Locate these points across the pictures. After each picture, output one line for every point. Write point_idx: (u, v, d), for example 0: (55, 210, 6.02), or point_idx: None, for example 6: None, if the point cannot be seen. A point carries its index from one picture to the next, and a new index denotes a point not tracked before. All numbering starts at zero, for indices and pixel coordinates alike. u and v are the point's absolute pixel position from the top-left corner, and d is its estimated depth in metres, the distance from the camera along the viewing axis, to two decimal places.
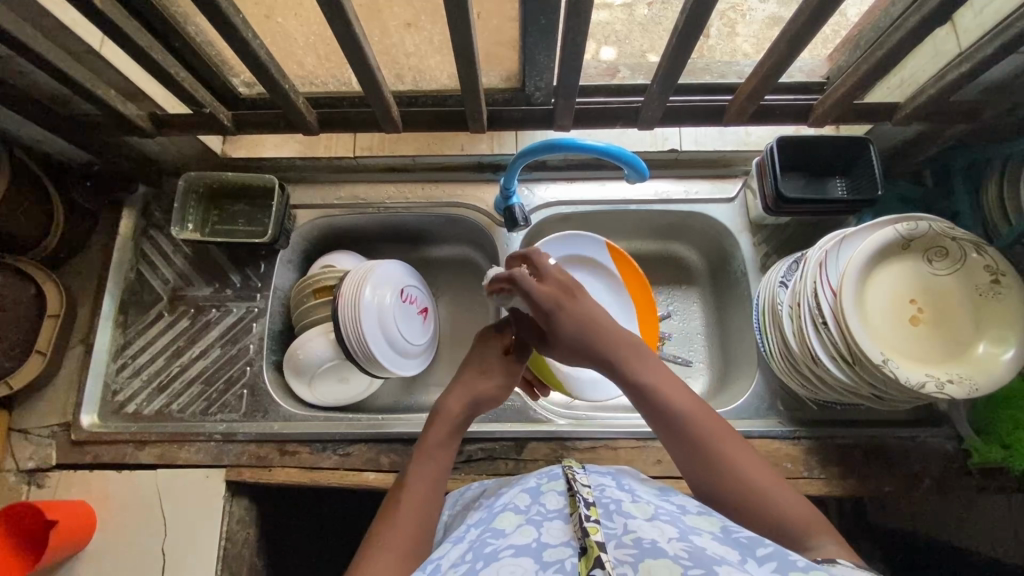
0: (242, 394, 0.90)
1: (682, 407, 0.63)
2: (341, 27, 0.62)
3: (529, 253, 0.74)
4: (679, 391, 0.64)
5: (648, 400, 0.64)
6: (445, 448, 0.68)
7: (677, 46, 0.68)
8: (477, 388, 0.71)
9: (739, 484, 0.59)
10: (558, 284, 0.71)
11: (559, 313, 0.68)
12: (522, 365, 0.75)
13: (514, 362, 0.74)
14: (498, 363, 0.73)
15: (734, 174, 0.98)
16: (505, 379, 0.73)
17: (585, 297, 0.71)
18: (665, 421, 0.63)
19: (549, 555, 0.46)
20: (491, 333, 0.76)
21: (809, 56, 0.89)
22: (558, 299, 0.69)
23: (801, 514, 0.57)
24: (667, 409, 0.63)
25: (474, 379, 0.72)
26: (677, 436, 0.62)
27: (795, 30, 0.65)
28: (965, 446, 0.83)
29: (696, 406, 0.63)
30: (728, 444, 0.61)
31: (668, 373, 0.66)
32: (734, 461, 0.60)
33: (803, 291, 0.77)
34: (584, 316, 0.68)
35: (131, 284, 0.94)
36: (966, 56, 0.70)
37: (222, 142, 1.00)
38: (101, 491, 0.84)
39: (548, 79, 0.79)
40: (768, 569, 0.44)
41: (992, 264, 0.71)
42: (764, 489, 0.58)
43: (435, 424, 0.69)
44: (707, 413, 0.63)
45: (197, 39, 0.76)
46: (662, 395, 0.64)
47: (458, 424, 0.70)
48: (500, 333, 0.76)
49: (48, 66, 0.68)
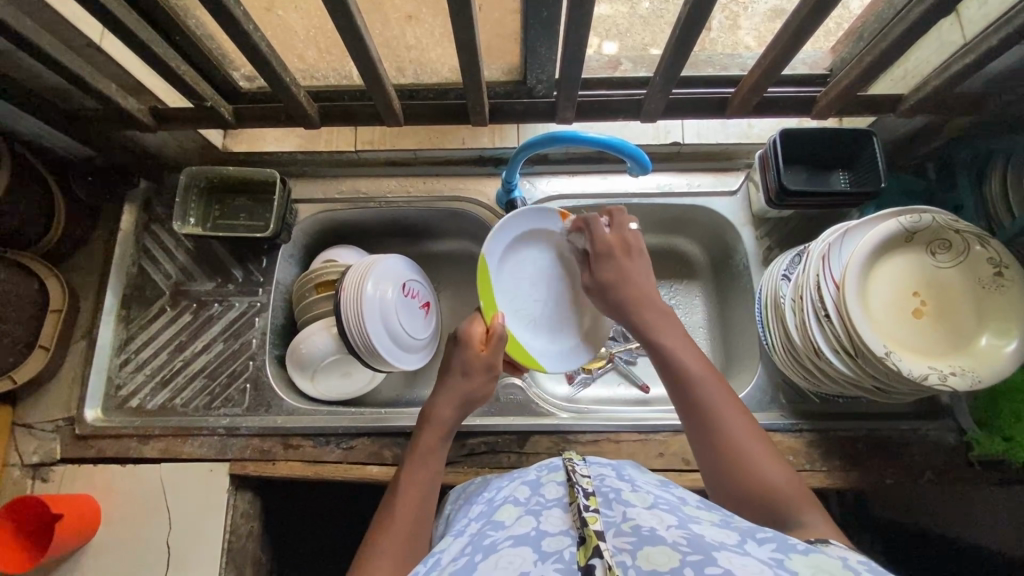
0: (245, 388, 0.90)
1: (692, 365, 0.65)
2: (342, 19, 0.62)
3: (608, 211, 0.83)
4: (691, 350, 0.67)
5: (661, 354, 0.67)
6: (438, 451, 0.69)
7: (680, 38, 0.68)
8: (466, 389, 0.72)
9: (729, 445, 0.59)
10: (622, 239, 0.80)
11: (610, 258, 0.79)
12: (500, 356, 0.75)
13: (493, 355, 0.75)
14: (478, 361, 0.74)
15: (737, 168, 0.98)
16: (485, 375, 0.74)
17: (642, 260, 0.79)
18: (673, 374, 0.65)
19: (547, 544, 0.46)
20: (466, 330, 0.77)
21: (812, 48, 0.88)
22: (616, 249, 0.79)
23: (795, 490, 0.56)
24: (676, 363, 0.65)
25: (460, 381, 0.73)
26: (681, 391, 0.64)
27: (798, 22, 0.65)
28: (966, 438, 0.84)
29: (707, 369, 0.65)
30: (725, 404, 0.62)
31: (687, 340, 0.68)
32: (730, 424, 0.61)
33: (805, 284, 0.77)
34: (628, 271, 0.77)
35: (134, 278, 0.94)
36: (971, 47, 0.69)
37: (222, 137, 0.99)
38: (107, 485, 0.84)
39: (550, 72, 0.78)
40: (767, 549, 0.44)
41: (995, 257, 0.71)
42: (753, 455, 0.58)
43: (428, 428, 0.70)
44: (715, 375, 0.65)
45: (198, 32, 0.76)
46: (677, 355, 0.66)
47: (449, 428, 0.71)
48: (471, 330, 0.77)
49: (49, 60, 0.68)
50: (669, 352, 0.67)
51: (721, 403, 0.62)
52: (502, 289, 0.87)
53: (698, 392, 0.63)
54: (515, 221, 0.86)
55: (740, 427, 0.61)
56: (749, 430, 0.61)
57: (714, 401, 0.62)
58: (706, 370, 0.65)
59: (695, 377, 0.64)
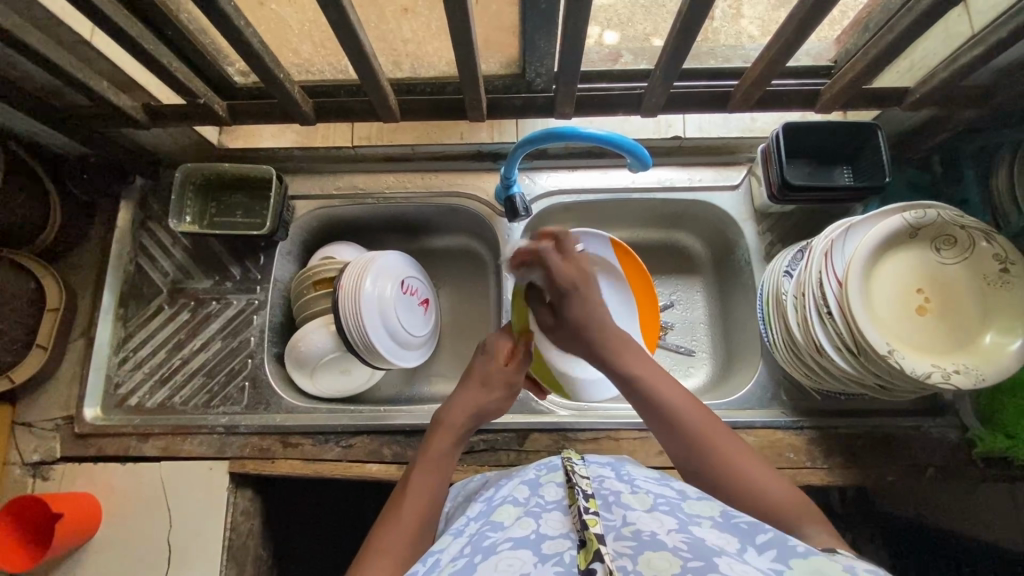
0: (243, 386, 0.89)
1: (671, 400, 0.64)
2: (334, 14, 0.61)
3: (555, 233, 0.73)
4: (682, 395, 0.65)
5: (642, 395, 0.65)
6: (449, 455, 0.69)
7: (682, 30, 0.66)
8: (482, 397, 0.73)
9: (732, 476, 0.58)
10: (580, 271, 0.72)
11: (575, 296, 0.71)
12: (522, 375, 0.75)
13: (515, 372, 0.75)
14: (500, 376, 0.74)
15: (739, 162, 0.96)
16: (505, 391, 0.74)
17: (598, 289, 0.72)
18: (658, 410, 0.64)
19: (547, 547, 0.45)
20: (493, 342, 0.77)
21: (817, 39, 0.86)
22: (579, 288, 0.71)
23: (805, 510, 0.56)
24: (668, 410, 0.63)
25: (477, 389, 0.73)
26: (673, 433, 0.63)
27: (804, 11, 0.63)
28: (969, 436, 0.83)
29: (690, 404, 0.64)
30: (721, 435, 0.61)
31: (662, 373, 0.67)
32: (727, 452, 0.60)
33: (808, 280, 0.75)
34: (595, 306, 0.71)
35: (131, 276, 0.94)
36: (979, 38, 0.68)
37: (218, 133, 0.99)
38: (107, 483, 0.84)
39: (549, 65, 0.77)
40: (768, 559, 0.44)
41: (1001, 253, 0.69)
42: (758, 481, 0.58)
43: (439, 432, 0.70)
44: (701, 408, 0.64)
45: (191, 26, 0.74)
46: (659, 392, 0.64)
47: (460, 435, 0.71)
48: (498, 342, 0.77)
49: (39, 58, 0.67)
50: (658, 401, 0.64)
51: (715, 434, 0.61)
52: None
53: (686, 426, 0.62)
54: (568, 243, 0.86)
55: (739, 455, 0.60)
56: (766, 474, 0.59)
57: (708, 435, 0.61)
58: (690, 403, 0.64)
59: (681, 412, 0.63)
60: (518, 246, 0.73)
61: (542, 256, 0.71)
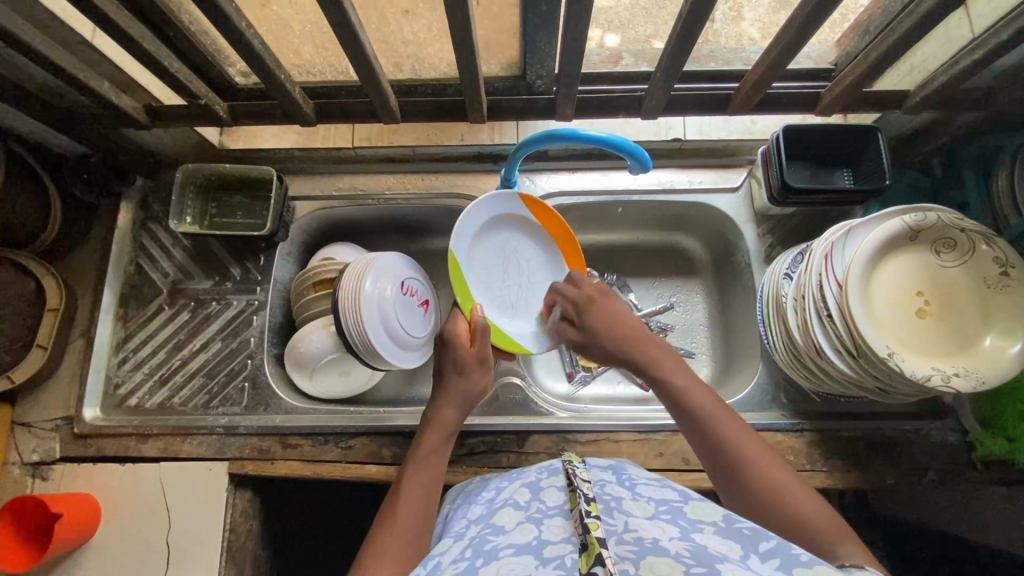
0: (243, 387, 0.89)
1: (705, 406, 0.62)
2: (335, 15, 0.61)
3: (570, 274, 0.82)
4: (715, 402, 0.63)
5: (676, 401, 0.64)
6: (440, 453, 0.69)
7: (682, 32, 0.66)
8: (466, 388, 0.72)
9: (770, 493, 0.56)
10: (594, 287, 0.77)
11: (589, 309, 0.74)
12: (489, 347, 0.76)
13: (481, 347, 0.75)
14: (469, 356, 0.74)
15: (739, 164, 0.96)
16: (478, 364, 0.74)
17: (618, 300, 0.75)
18: (694, 418, 0.62)
19: (549, 552, 0.45)
20: (451, 327, 0.76)
21: (817, 41, 0.86)
22: (592, 297, 0.75)
23: (832, 524, 0.54)
24: (701, 416, 0.62)
25: (457, 380, 0.72)
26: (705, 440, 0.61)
27: (804, 15, 0.63)
28: (969, 439, 0.83)
29: (722, 411, 0.62)
30: (757, 448, 0.59)
31: (697, 379, 0.65)
32: (765, 466, 0.58)
33: (808, 281, 0.75)
34: (613, 312, 0.73)
35: (131, 276, 0.94)
36: (979, 42, 0.68)
37: (218, 134, 0.99)
38: (106, 483, 0.84)
39: (550, 67, 0.77)
40: (771, 567, 0.43)
41: (1002, 256, 0.69)
42: (797, 499, 0.56)
43: (430, 430, 0.70)
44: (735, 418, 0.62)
45: (193, 28, 0.74)
46: (694, 399, 0.63)
47: (451, 429, 0.71)
48: (456, 327, 0.77)
49: (41, 59, 0.67)
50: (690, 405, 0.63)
51: (752, 449, 0.59)
52: (473, 280, 0.86)
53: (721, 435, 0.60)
54: (479, 209, 0.85)
55: (774, 469, 0.58)
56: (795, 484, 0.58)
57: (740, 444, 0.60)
58: (723, 410, 0.62)
59: (710, 415, 0.61)
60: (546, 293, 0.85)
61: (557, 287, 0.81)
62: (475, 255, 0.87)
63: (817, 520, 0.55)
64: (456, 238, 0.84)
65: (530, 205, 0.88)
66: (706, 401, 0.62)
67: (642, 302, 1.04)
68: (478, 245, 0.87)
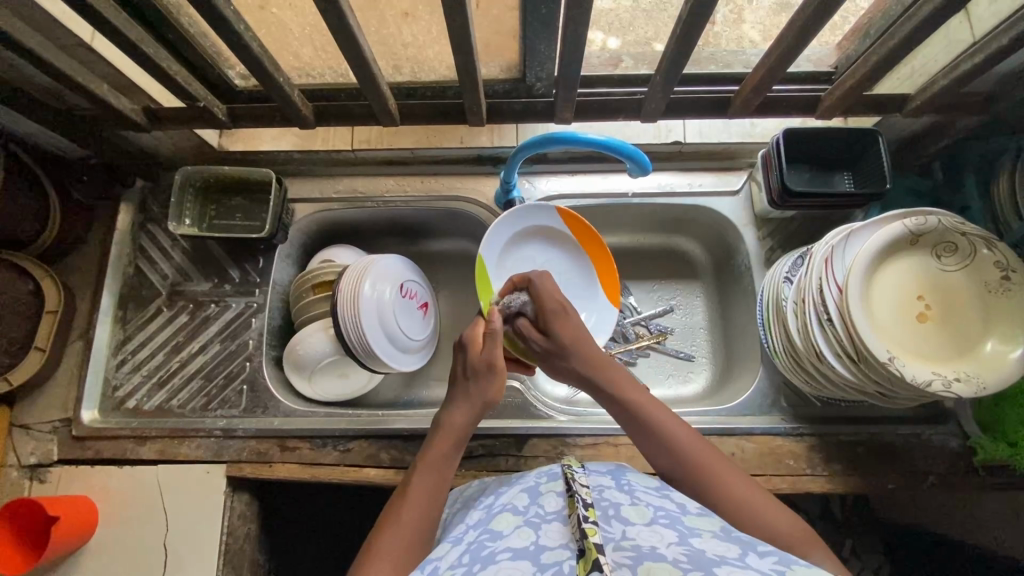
0: (241, 390, 0.89)
1: (656, 417, 0.63)
2: (334, 18, 0.61)
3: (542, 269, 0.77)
4: (675, 421, 0.63)
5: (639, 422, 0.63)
6: (450, 458, 0.66)
7: (682, 35, 0.66)
8: (480, 393, 0.69)
9: (730, 505, 0.57)
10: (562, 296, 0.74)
11: (558, 318, 0.71)
12: (500, 350, 0.70)
13: (492, 350, 0.70)
14: (479, 361, 0.70)
15: (739, 167, 0.96)
16: (485, 369, 0.69)
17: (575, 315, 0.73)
18: (645, 429, 0.63)
19: (546, 558, 0.45)
20: (469, 333, 0.74)
21: (818, 43, 0.84)
22: (559, 308, 0.72)
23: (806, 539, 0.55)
24: (663, 436, 0.61)
25: (466, 383, 0.70)
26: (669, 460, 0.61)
27: (805, 18, 0.63)
28: (970, 444, 0.83)
29: (684, 429, 0.62)
30: (719, 462, 0.60)
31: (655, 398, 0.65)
32: (727, 478, 0.59)
33: (809, 285, 0.75)
34: (579, 329, 0.71)
35: (130, 279, 0.94)
36: (980, 46, 0.67)
37: (218, 136, 0.99)
38: (104, 486, 0.84)
39: (549, 70, 0.77)
40: (770, 562, 0.43)
41: (1002, 260, 0.69)
42: (760, 509, 0.56)
43: (441, 434, 0.67)
44: (693, 433, 0.62)
45: (191, 30, 0.73)
46: (657, 419, 0.63)
47: (462, 435, 0.68)
48: (473, 333, 0.74)
49: (39, 60, 0.67)
50: (651, 424, 0.62)
51: (711, 461, 0.60)
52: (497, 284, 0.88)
53: (676, 447, 0.60)
54: (512, 218, 0.88)
55: (734, 479, 0.59)
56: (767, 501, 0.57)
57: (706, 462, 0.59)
58: (677, 423, 0.63)
59: (673, 433, 0.61)
60: (514, 277, 0.79)
61: (531, 279, 0.75)
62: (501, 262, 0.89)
63: (785, 531, 0.55)
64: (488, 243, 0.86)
65: (567, 218, 0.90)
66: (668, 420, 0.62)
67: (643, 305, 1.04)
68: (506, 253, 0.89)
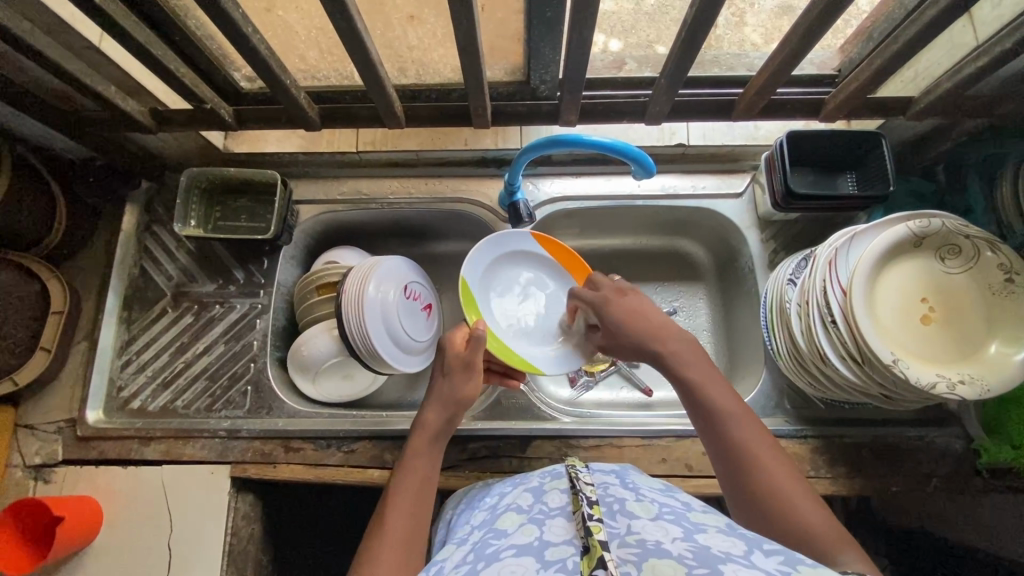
0: (246, 391, 0.89)
1: (719, 400, 0.61)
2: (341, 21, 0.61)
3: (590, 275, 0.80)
4: (731, 399, 0.61)
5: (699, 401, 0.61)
6: (430, 454, 0.66)
7: (687, 39, 0.66)
8: (450, 390, 0.70)
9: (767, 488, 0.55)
10: (614, 287, 0.75)
11: (611, 304, 0.72)
12: (480, 354, 0.71)
13: (472, 351, 0.71)
14: (456, 361, 0.71)
15: (742, 169, 0.96)
16: (462, 370, 0.71)
17: (638, 296, 0.73)
18: (707, 415, 0.61)
19: (551, 554, 0.45)
20: (448, 333, 0.75)
21: (819, 47, 0.86)
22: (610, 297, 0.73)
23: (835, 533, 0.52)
24: (716, 413, 0.60)
25: (442, 381, 0.71)
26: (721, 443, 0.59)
27: (810, 21, 0.63)
28: (974, 446, 0.83)
29: (735, 407, 0.60)
30: (763, 443, 0.58)
31: (716, 375, 0.63)
32: (768, 462, 0.57)
33: (813, 287, 0.75)
34: (635, 308, 0.70)
35: (135, 279, 0.94)
36: (984, 49, 0.68)
37: (223, 138, 1.00)
38: (109, 486, 0.84)
39: (554, 72, 0.77)
40: (775, 562, 0.43)
41: (1006, 263, 0.69)
42: (791, 497, 0.55)
43: (417, 433, 0.68)
44: (750, 415, 0.60)
45: (198, 32, 0.74)
46: (711, 397, 0.61)
47: (442, 428, 0.68)
48: (453, 335, 0.75)
49: (48, 63, 0.67)
50: (708, 402, 0.61)
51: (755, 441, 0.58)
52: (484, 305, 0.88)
53: (730, 429, 0.59)
54: (490, 243, 0.89)
55: (774, 463, 0.57)
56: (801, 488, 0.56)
57: (751, 444, 0.58)
58: (732, 400, 0.61)
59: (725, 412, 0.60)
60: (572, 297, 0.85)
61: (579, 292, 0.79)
62: (487, 285, 0.90)
63: (812, 521, 0.53)
64: (468, 266, 0.87)
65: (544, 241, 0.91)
66: (723, 400, 0.61)
67: None
68: (488, 277, 0.90)
